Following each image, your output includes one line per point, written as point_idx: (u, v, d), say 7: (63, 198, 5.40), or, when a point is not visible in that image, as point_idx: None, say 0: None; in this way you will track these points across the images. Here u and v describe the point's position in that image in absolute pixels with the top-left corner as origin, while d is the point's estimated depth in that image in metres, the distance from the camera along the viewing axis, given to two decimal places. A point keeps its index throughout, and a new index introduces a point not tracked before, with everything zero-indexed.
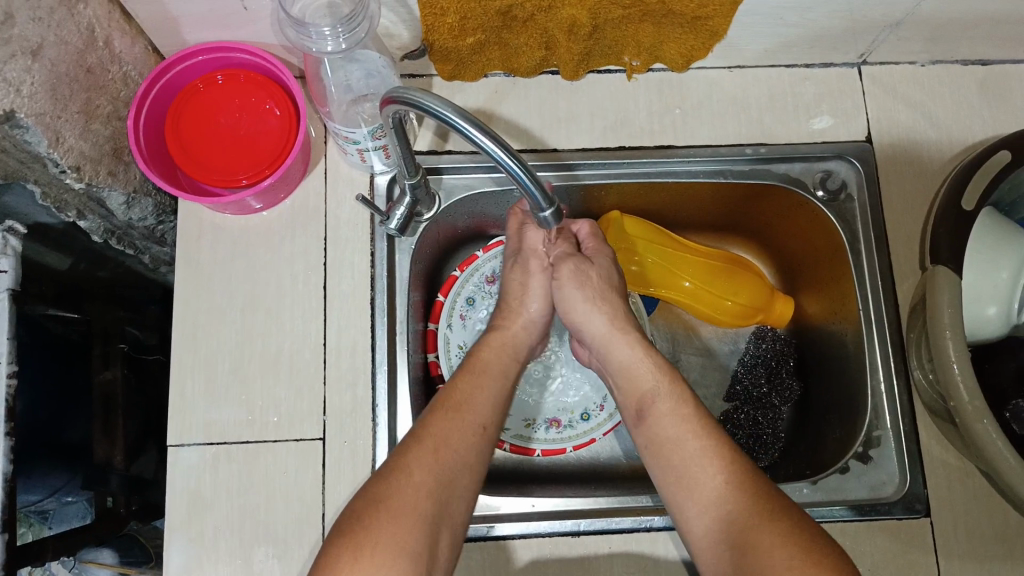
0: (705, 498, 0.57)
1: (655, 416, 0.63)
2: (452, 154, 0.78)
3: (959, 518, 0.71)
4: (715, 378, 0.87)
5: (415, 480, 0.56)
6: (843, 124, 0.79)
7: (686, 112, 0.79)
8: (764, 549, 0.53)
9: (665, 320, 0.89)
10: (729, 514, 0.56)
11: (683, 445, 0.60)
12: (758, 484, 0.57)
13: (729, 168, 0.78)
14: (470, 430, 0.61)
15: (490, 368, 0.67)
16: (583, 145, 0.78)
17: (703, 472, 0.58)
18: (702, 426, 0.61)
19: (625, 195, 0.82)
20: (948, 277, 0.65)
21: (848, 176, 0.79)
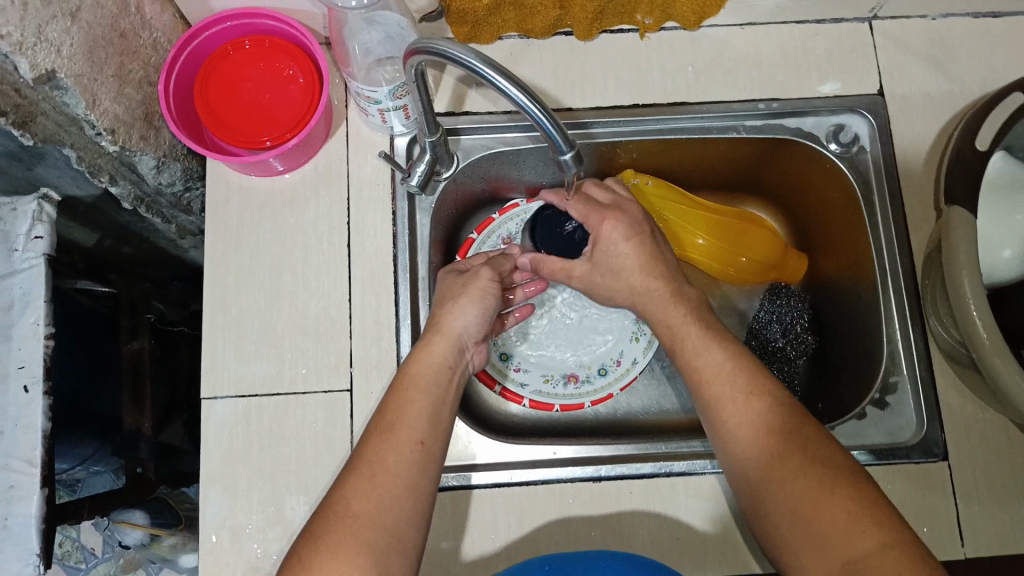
0: (730, 436, 0.58)
1: (682, 353, 0.64)
2: (470, 115, 0.79)
3: (977, 461, 0.72)
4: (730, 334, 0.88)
5: (354, 510, 0.55)
6: (856, 78, 0.80)
7: (699, 69, 0.80)
8: (783, 490, 0.54)
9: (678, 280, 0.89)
10: (748, 442, 0.57)
11: (723, 410, 0.59)
12: (772, 419, 0.57)
13: (743, 124, 0.80)
14: (406, 446, 0.59)
15: (424, 383, 0.63)
16: (597, 103, 0.80)
17: (726, 408, 0.59)
18: (727, 366, 0.61)
19: (637, 153, 0.83)
20: (963, 217, 0.62)
21: (860, 129, 0.80)
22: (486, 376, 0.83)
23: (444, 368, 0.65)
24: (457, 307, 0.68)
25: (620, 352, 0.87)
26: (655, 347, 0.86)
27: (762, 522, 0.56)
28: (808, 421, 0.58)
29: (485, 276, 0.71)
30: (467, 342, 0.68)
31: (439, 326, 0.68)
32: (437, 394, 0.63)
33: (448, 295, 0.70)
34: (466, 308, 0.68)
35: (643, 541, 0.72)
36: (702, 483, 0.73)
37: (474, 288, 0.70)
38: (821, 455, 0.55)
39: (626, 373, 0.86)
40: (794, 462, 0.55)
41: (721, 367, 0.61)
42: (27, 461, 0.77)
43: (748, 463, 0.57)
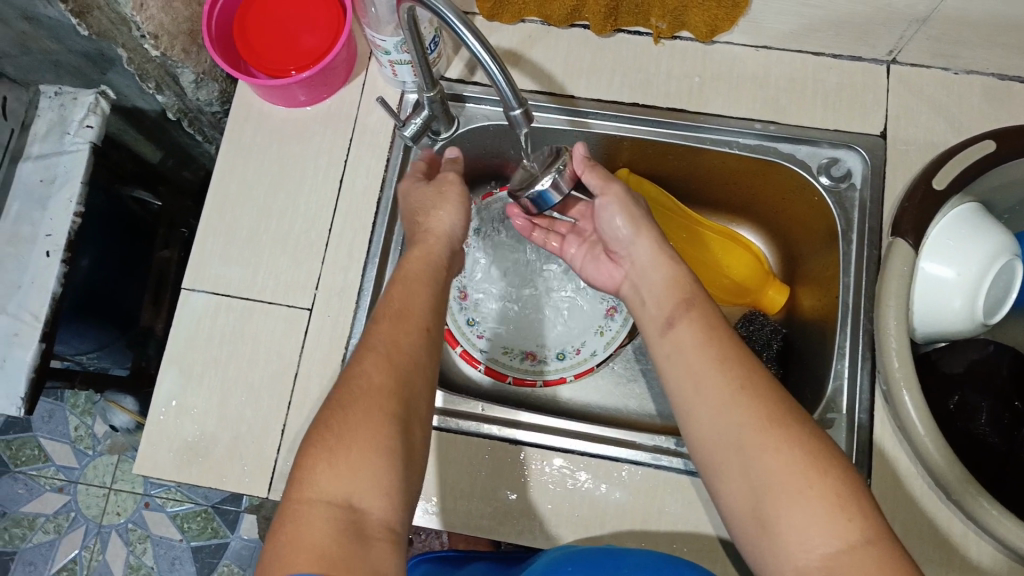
0: (716, 400, 0.55)
1: (670, 315, 0.62)
2: (474, 85, 0.84)
3: (900, 515, 0.69)
4: None
5: (376, 381, 0.56)
6: (860, 115, 0.80)
7: (705, 81, 0.82)
8: (772, 462, 0.51)
9: None
10: (737, 407, 0.54)
11: (715, 376, 0.56)
12: (768, 391, 0.54)
13: (736, 141, 0.81)
14: (416, 331, 0.61)
15: (422, 275, 0.66)
16: (599, 96, 0.83)
17: (717, 372, 0.56)
18: (714, 337, 0.59)
19: (633, 152, 0.86)
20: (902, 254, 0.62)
21: (854, 165, 0.79)
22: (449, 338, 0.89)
23: (423, 256, 0.68)
24: (432, 210, 0.72)
25: (581, 341, 0.90)
26: (617, 343, 0.89)
27: (738, 492, 0.52)
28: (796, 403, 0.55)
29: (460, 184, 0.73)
30: (451, 243, 0.72)
31: (421, 227, 0.71)
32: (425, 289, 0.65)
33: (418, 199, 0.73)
34: (445, 210, 0.72)
35: (543, 510, 0.74)
36: (611, 467, 0.75)
37: (453, 194, 0.73)
38: (814, 438, 0.52)
39: (582, 362, 0.88)
40: (790, 443, 0.51)
41: (712, 336, 0.59)
42: (34, 316, 0.86)
43: (733, 427, 0.53)
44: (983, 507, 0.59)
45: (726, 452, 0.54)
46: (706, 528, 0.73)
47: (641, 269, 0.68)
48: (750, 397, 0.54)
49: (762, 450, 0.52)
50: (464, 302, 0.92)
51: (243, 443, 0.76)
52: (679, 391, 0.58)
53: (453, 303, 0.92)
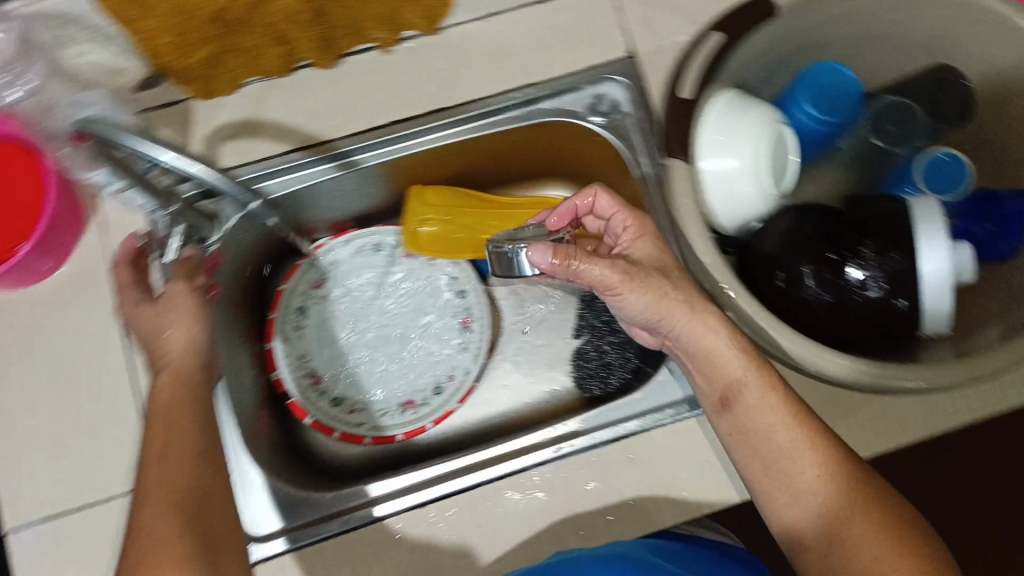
0: (807, 494, 0.56)
1: (738, 405, 0.60)
2: (226, 170, 0.76)
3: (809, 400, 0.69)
4: (563, 314, 0.93)
5: (158, 531, 0.50)
6: (603, 43, 0.79)
7: (449, 72, 0.78)
8: (861, 557, 0.53)
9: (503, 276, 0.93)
10: (826, 506, 0.55)
11: (803, 470, 0.57)
12: (850, 481, 0.56)
13: (503, 117, 0.79)
14: (185, 456, 0.55)
15: (181, 397, 0.59)
16: (353, 129, 0.78)
17: (804, 464, 0.57)
18: (791, 417, 0.58)
19: (413, 167, 0.83)
20: None
21: (618, 94, 0.79)
22: (320, 426, 0.84)
23: (174, 379, 0.61)
24: (162, 328, 0.64)
25: (452, 366, 0.87)
26: (484, 353, 0.87)
27: None
28: (884, 483, 0.56)
29: (178, 286, 0.65)
30: (201, 354, 0.65)
31: (158, 350, 0.63)
32: (187, 404, 0.59)
33: (145, 320, 0.65)
34: (175, 328, 0.63)
35: (483, 558, 0.70)
36: (522, 479, 0.73)
37: (180, 303, 0.65)
38: (892, 510, 0.54)
39: (461, 386, 0.86)
40: (873, 522, 0.54)
41: (792, 421, 0.58)
42: None
43: (823, 524, 0.55)
44: (821, 359, 0.62)
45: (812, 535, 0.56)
46: (632, 487, 0.73)
47: (689, 341, 0.62)
48: (828, 475, 0.56)
49: (853, 532, 0.54)
50: (320, 385, 0.86)
51: None
52: (753, 469, 0.59)
53: (308, 392, 0.86)
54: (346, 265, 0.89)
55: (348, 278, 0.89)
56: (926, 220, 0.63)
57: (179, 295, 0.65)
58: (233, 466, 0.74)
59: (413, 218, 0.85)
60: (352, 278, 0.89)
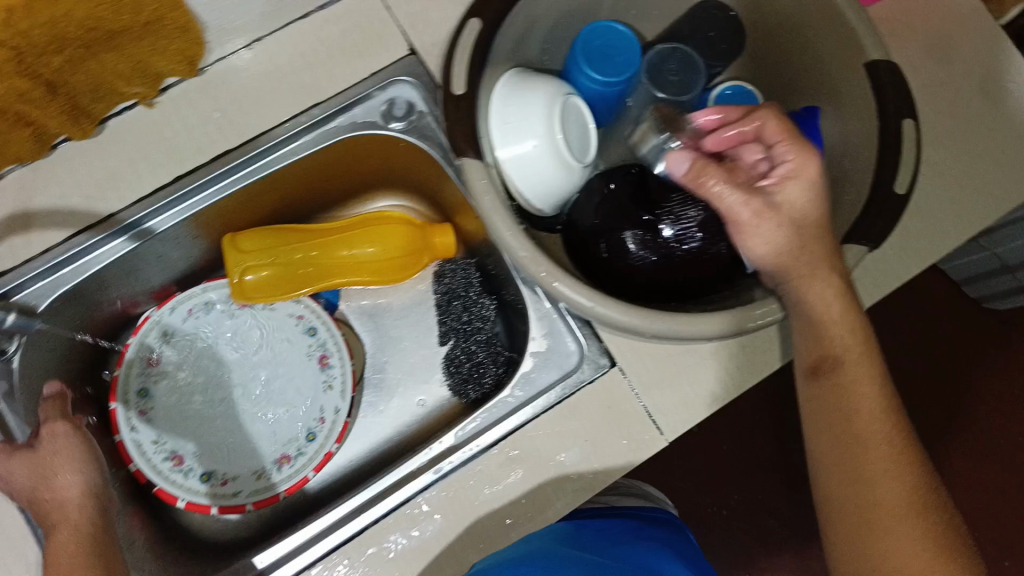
0: (865, 475, 0.56)
1: (843, 371, 0.59)
2: (7, 274, 0.68)
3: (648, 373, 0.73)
4: (426, 323, 0.90)
5: None
6: (382, 46, 0.74)
7: (228, 111, 0.72)
8: (895, 550, 0.53)
9: (355, 299, 0.90)
10: (889, 491, 0.55)
11: (868, 452, 0.57)
12: (912, 480, 0.55)
13: (299, 144, 0.75)
14: None
15: (71, 546, 0.60)
16: (139, 195, 0.71)
17: (875, 443, 0.57)
18: (882, 398, 0.58)
19: (224, 215, 0.79)
20: (476, 167, 0.60)
21: (410, 94, 0.76)
22: (196, 505, 0.77)
23: (74, 531, 0.61)
24: (53, 477, 0.64)
25: (320, 408, 0.83)
26: (350, 386, 0.83)
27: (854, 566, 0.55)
28: (944, 496, 0.56)
29: (60, 426, 0.69)
30: (97, 492, 0.67)
31: (49, 502, 0.63)
32: (92, 539, 0.61)
33: (25, 479, 0.64)
34: (68, 474, 0.65)
35: None
36: (407, 513, 0.70)
37: (67, 444, 0.67)
38: (950, 524, 0.54)
39: (335, 425, 0.81)
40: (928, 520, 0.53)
41: (874, 396, 0.58)
42: None
43: (868, 505, 0.55)
44: (642, 320, 0.60)
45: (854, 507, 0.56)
46: (520, 486, 0.71)
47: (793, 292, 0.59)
48: (899, 467, 0.56)
49: (885, 518, 0.54)
50: (182, 466, 0.79)
51: None
52: (821, 445, 0.59)
53: (171, 476, 0.78)
54: (180, 334, 0.83)
55: (186, 347, 0.84)
56: (724, 160, 0.62)
57: (64, 444, 0.67)
58: None
59: (234, 269, 0.79)
60: (191, 345, 0.84)
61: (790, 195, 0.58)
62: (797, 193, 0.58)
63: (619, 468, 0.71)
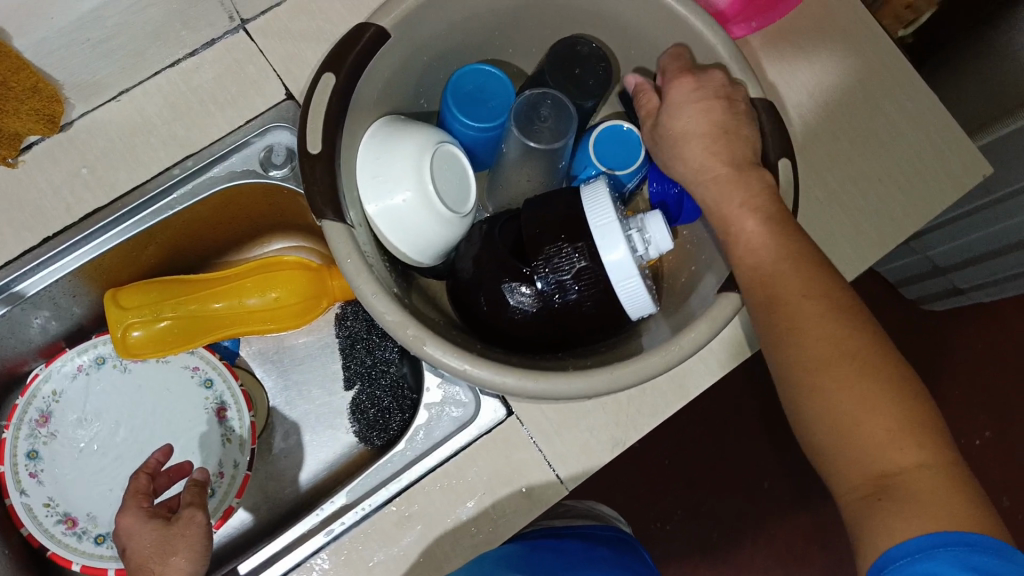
0: (789, 338, 0.53)
1: (739, 244, 0.57)
2: None
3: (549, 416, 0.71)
4: (331, 367, 0.87)
5: None
6: (256, 91, 0.71)
7: (94, 167, 0.69)
8: (838, 408, 0.51)
9: (256, 346, 0.88)
10: (804, 353, 0.52)
11: (784, 306, 0.54)
12: (842, 329, 0.52)
13: (175, 196, 0.73)
14: None
15: None
16: (2, 261, 0.68)
17: (781, 301, 0.54)
18: (791, 254, 0.55)
19: (104, 270, 0.76)
20: (340, 229, 0.56)
21: (288, 140, 0.74)
22: (91, 569, 0.75)
23: None
24: (168, 556, 0.61)
25: (219, 462, 0.80)
26: (249, 438, 0.80)
27: (804, 427, 0.53)
28: (890, 344, 0.53)
29: (200, 514, 0.64)
30: None
31: None
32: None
33: (148, 547, 0.62)
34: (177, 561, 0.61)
35: None
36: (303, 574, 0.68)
37: (197, 523, 0.64)
38: (901, 387, 0.51)
39: (234, 480, 0.79)
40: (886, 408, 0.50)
41: (785, 254, 0.55)
42: None
43: (804, 368, 0.52)
44: (508, 379, 0.55)
45: (807, 402, 0.53)
46: (418, 543, 0.68)
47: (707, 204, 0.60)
48: (835, 339, 0.52)
49: (837, 399, 0.51)
50: (77, 528, 0.78)
51: None
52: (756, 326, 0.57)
53: (66, 539, 0.77)
54: (71, 393, 0.81)
55: (79, 405, 0.81)
56: (603, 211, 0.59)
57: (162, 529, 0.63)
58: None
59: (119, 325, 0.76)
60: (84, 404, 0.81)
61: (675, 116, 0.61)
62: (680, 110, 0.60)
63: (517, 521, 0.69)
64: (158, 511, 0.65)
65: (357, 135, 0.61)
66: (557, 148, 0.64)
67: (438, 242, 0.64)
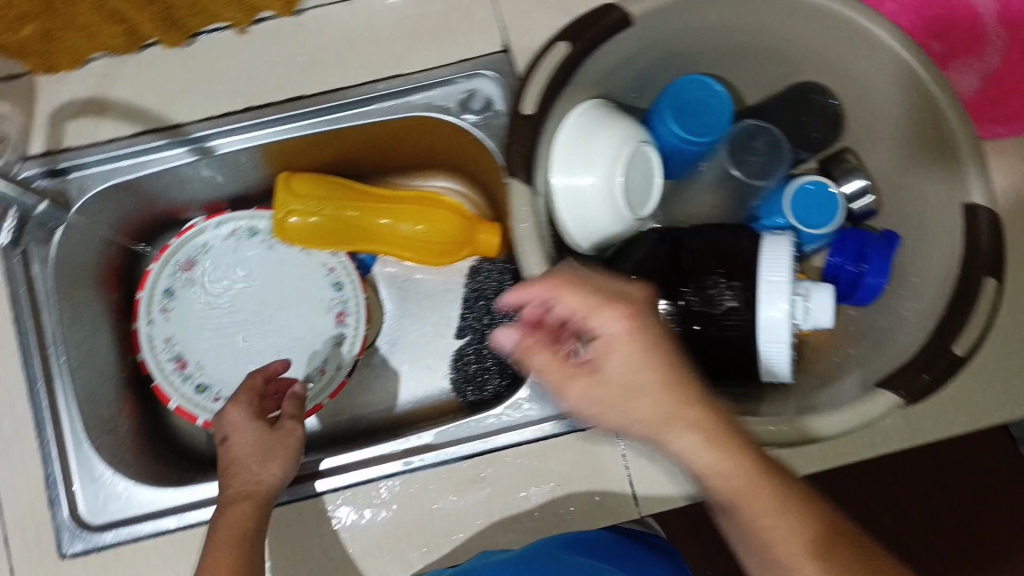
0: None
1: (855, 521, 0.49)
2: (71, 151, 0.72)
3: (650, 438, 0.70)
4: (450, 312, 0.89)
5: None
6: (476, 33, 0.73)
7: (311, 57, 0.73)
8: None
9: (390, 267, 0.91)
10: None
11: None
12: None
13: (371, 108, 0.74)
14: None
15: (240, 533, 0.60)
16: (206, 113, 0.72)
17: None
18: None
19: (286, 152, 0.79)
20: (522, 192, 0.57)
21: (492, 90, 0.73)
22: (184, 412, 0.81)
23: (255, 511, 0.61)
24: (266, 460, 0.65)
25: (323, 359, 0.85)
26: (357, 347, 0.84)
27: None
28: None
29: (299, 429, 0.69)
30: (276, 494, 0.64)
31: (247, 475, 0.63)
32: (250, 543, 0.60)
33: (247, 444, 0.65)
34: (271, 465, 0.64)
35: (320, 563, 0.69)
36: (368, 492, 0.71)
37: (293, 437, 0.68)
38: None
39: (331, 380, 0.83)
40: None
41: None
42: None
43: None
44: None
45: None
46: (479, 503, 0.70)
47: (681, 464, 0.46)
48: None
49: None
50: (184, 371, 0.83)
51: None
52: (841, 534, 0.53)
53: (172, 377, 0.82)
54: (219, 249, 0.86)
55: (222, 262, 0.86)
56: (773, 266, 0.58)
57: (261, 434, 0.66)
58: (72, 457, 0.71)
59: (282, 207, 0.81)
60: (227, 264, 0.86)
61: (606, 363, 0.46)
62: (608, 371, 0.46)
63: (581, 524, 0.69)
64: (259, 414, 0.69)
65: (565, 108, 0.61)
66: (754, 183, 0.65)
67: (605, 237, 0.63)
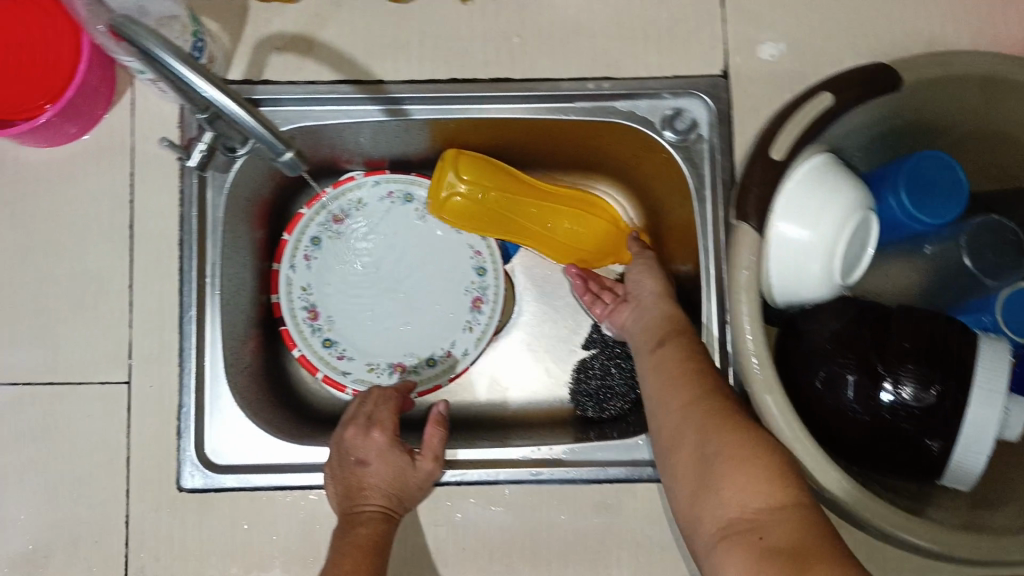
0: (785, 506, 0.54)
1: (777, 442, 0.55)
2: (269, 85, 0.71)
3: None
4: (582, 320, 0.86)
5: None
6: (697, 52, 0.71)
7: (526, 41, 0.72)
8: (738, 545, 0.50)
9: (530, 262, 0.87)
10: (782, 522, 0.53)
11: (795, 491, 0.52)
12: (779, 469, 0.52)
13: (572, 105, 0.72)
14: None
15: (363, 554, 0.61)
16: (410, 76, 0.71)
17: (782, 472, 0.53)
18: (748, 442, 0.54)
19: (467, 130, 0.77)
20: None
21: (700, 114, 0.71)
22: (305, 362, 0.80)
23: (380, 539, 0.62)
24: (400, 488, 0.66)
25: (451, 340, 0.84)
26: (488, 337, 0.83)
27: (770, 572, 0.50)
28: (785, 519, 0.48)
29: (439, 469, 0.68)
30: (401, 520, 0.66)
31: (377, 498, 0.65)
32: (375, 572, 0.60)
33: (383, 470, 0.67)
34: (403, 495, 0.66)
35: (431, 552, 0.68)
36: (492, 492, 0.69)
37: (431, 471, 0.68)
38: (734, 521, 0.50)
39: (455, 363, 0.83)
40: (758, 493, 0.50)
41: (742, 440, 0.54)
42: None
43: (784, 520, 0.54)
44: (834, 482, 0.54)
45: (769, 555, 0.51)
46: (599, 527, 0.69)
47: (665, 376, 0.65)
48: (732, 444, 0.54)
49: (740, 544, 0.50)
50: (315, 322, 0.82)
51: (83, 541, 0.66)
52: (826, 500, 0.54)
53: (302, 325, 0.82)
54: (372, 208, 0.85)
55: (371, 221, 0.85)
56: (991, 372, 0.54)
57: (397, 462, 0.67)
58: (207, 390, 0.70)
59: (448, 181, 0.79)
60: (374, 224, 0.85)
61: None
62: None
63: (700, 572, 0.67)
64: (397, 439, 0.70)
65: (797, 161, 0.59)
66: (985, 280, 0.61)
67: (806, 297, 0.61)
